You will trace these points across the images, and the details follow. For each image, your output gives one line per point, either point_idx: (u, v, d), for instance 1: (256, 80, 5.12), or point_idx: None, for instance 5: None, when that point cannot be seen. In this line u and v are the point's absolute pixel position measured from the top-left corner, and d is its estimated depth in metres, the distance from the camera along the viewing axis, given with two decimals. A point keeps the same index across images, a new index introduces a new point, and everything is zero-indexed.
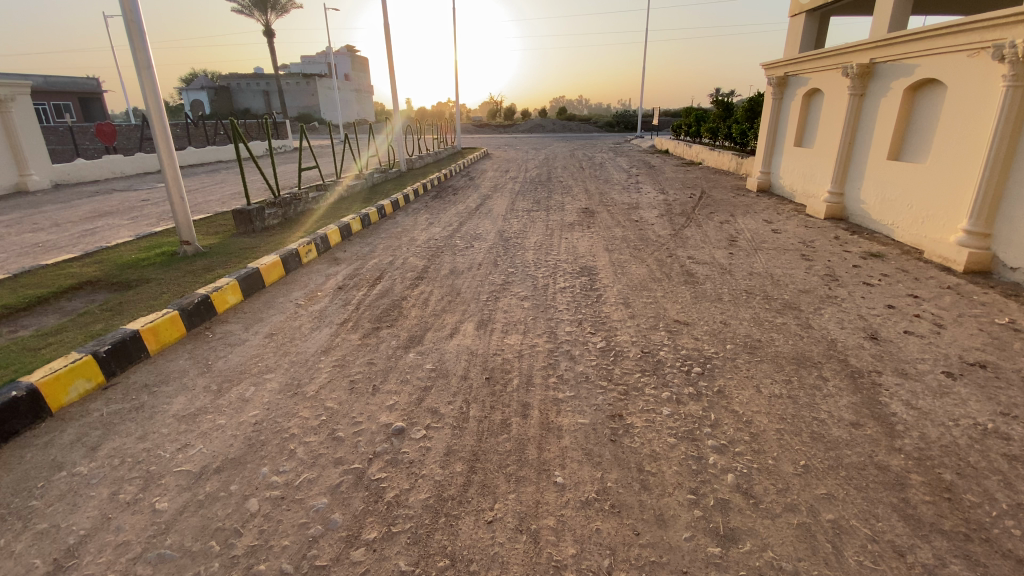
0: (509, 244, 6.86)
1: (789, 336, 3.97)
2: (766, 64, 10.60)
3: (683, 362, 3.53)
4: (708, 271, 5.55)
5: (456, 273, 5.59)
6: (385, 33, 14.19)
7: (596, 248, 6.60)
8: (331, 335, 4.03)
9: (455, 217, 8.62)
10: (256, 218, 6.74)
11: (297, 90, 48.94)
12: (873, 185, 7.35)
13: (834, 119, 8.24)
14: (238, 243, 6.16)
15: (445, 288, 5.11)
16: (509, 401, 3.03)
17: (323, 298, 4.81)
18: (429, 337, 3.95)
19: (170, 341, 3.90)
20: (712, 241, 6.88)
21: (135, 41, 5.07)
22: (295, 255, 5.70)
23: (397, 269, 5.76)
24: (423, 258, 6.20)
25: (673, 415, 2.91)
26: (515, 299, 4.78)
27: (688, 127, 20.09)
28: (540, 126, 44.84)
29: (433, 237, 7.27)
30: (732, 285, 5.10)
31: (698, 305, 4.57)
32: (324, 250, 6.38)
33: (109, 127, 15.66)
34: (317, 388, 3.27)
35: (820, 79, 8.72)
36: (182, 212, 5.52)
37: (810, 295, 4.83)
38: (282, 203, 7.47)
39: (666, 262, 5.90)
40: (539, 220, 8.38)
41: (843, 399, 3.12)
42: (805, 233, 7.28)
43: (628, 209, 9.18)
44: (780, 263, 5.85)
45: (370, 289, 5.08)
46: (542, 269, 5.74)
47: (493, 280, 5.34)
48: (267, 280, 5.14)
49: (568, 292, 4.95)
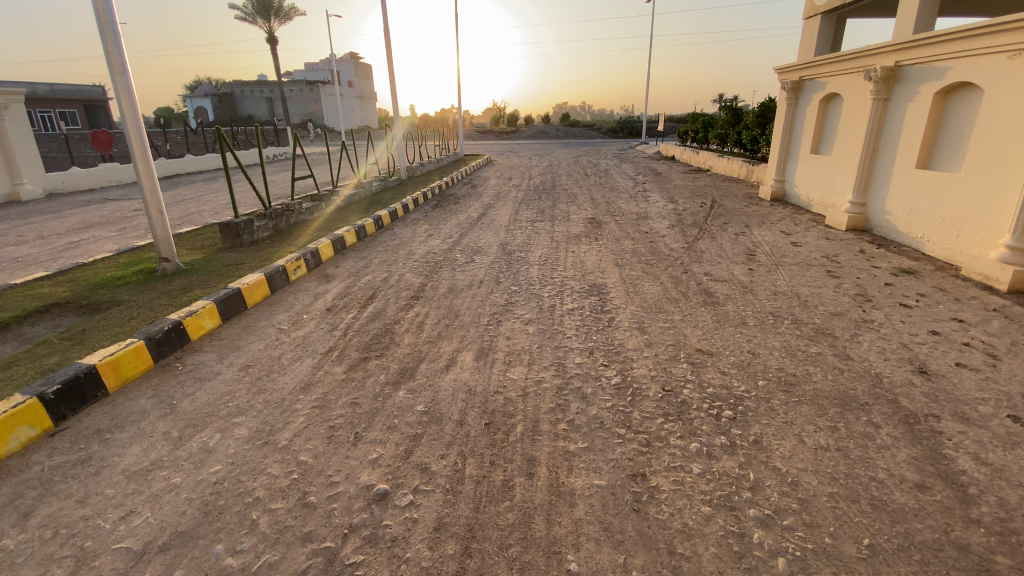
0: (513, 259, 6.44)
1: (826, 370, 3.53)
2: (779, 68, 10.18)
3: (711, 403, 3.09)
4: (728, 290, 5.11)
5: (455, 291, 5.18)
6: (385, 39, 13.88)
7: (606, 263, 6.18)
8: (313, 368, 3.61)
9: (456, 228, 8.22)
10: (244, 231, 6.35)
11: (300, 97, 48.89)
12: (899, 195, 6.90)
13: (856, 125, 7.81)
14: (222, 258, 5.78)
15: (443, 309, 4.69)
16: (512, 456, 2.61)
17: (309, 322, 4.40)
18: (422, 369, 3.53)
19: (134, 375, 3.50)
20: (728, 255, 6.45)
21: (108, 43, 4.69)
22: (282, 273, 5.30)
23: (391, 287, 5.35)
24: (420, 275, 5.79)
25: (705, 475, 2.48)
26: (519, 322, 4.36)
27: (695, 133, 19.72)
28: (543, 132, 44.58)
29: (432, 250, 6.86)
30: (756, 307, 4.67)
31: (721, 330, 4.14)
32: (314, 266, 5.97)
33: (106, 135, 15.37)
34: (292, 436, 2.85)
35: (839, 84, 8.31)
36: (160, 226, 5.12)
37: (843, 320, 4.38)
38: (272, 215, 7.10)
39: (682, 280, 5.47)
40: (544, 231, 7.98)
41: (901, 453, 2.68)
42: (828, 246, 6.83)
43: (637, 220, 8.74)
44: (806, 281, 5.41)
45: (362, 311, 4.67)
46: (549, 286, 5.32)
47: (495, 300, 4.92)
48: (250, 301, 4.74)
49: (577, 314, 4.53)
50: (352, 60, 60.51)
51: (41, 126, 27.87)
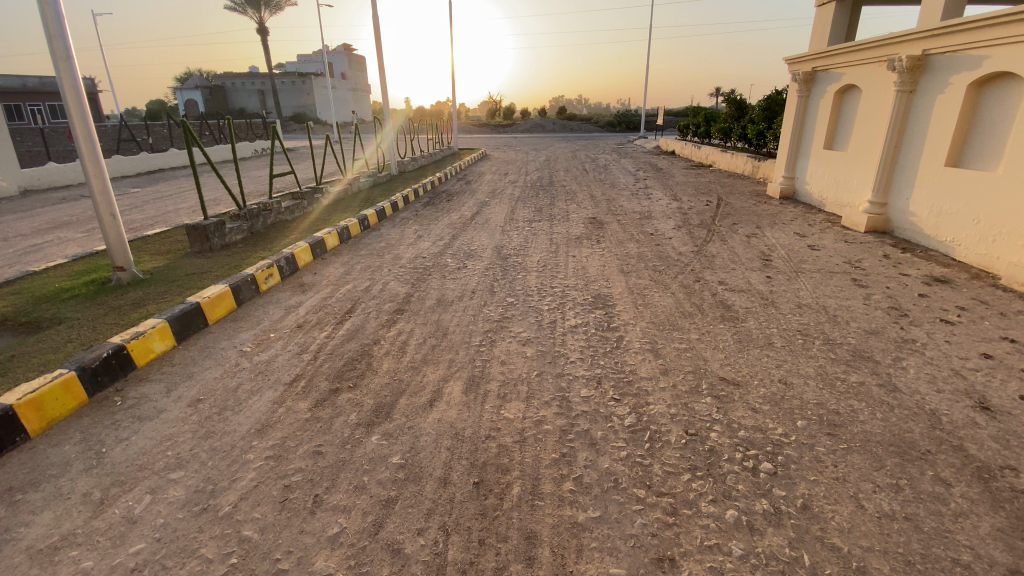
0: (508, 264, 5.91)
1: (874, 407, 3.04)
2: (790, 60, 9.66)
3: (745, 453, 2.59)
4: (747, 303, 4.60)
5: (444, 303, 4.65)
6: (375, 26, 13.23)
7: (610, 269, 5.66)
8: (274, 404, 3.08)
9: (447, 229, 7.67)
10: (214, 234, 5.79)
11: (292, 90, 47.97)
12: (925, 195, 6.41)
13: (876, 119, 7.30)
14: (187, 265, 5.22)
15: (429, 326, 4.15)
16: (508, 531, 2.10)
17: (276, 343, 3.87)
18: (401, 406, 2.99)
19: (63, 413, 2.96)
20: (742, 260, 5.96)
21: (49, 26, 4.08)
22: (251, 283, 4.75)
23: (373, 298, 4.81)
24: (406, 283, 5.24)
25: (749, 559, 1.98)
26: (514, 342, 3.84)
27: (696, 127, 19.18)
28: (539, 126, 43.85)
29: (421, 254, 6.33)
30: (782, 323, 4.16)
31: (745, 354, 3.63)
32: (290, 273, 5.42)
33: None
34: (237, 501, 2.32)
35: (856, 75, 7.79)
36: (114, 232, 4.57)
37: (881, 340, 3.89)
38: (247, 215, 6.52)
39: (695, 290, 4.95)
40: (542, 232, 7.45)
41: (983, 523, 2.18)
42: (848, 250, 6.34)
43: (642, 220, 8.21)
44: (832, 292, 4.91)
45: (338, 327, 4.13)
46: (549, 298, 4.80)
47: (488, 314, 4.39)
48: (211, 317, 4.21)
49: (581, 332, 4.01)
50: (345, 53, 59.60)
51: (21, 118, 26.95)
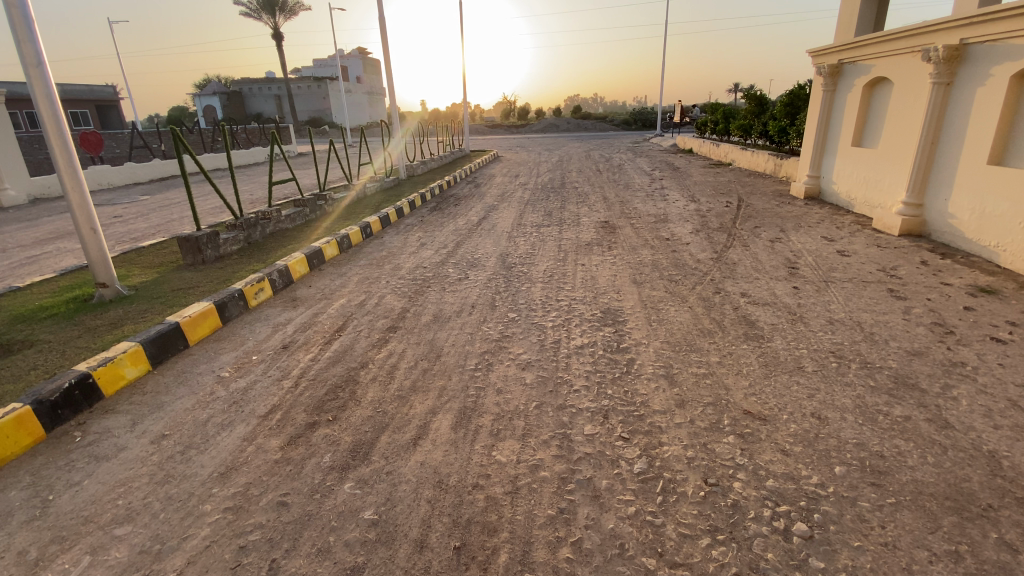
0: (513, 274, 5.57)
1: (924, 449, 2.62)
2: (814, 52, 9.13)
3: (775, 509, 2.20)
4: (772, 319, 4.18)
5: (441, 319, 4.33)
6: (382, 27, 12.98)
7: (621, 279, 5.28)
8: (243, 441, 2.79)
9: (451, 236, 7.35)
10: (207, 245, 5.55)
11: (308, 94, 48.28)
12: (965, 195, 5.89)
13: (909, 114, 6.78)
14: (176, 280, 5.00)
15: (422, 347, 3.82)
16: None
17: (257, 367, 3.59)
18: (381, 445, 2.67)
19: (15, 452, 2.71)
20: (765, 268, 5.53)
21: (17, 30, 3.88)
22: (238, 299, 4.50)
23: (366, 313, 4.51)
24: (403, 296, 4.93)
25: None
26: (513, 366, 3.47)
27: (714, 124, 18.58)
28: (553, 126, 43.38)
29: (422, 264, 6.02)
30: (813, 344, 3.74)
31: (772, 382, 3.23)
32: (283, 287, 5.15)
33: (95, 137, 14.62)
34: (183, 566, 2.02)
35: (887, 67, 7.27)
36: (95, 246, 4.35)
37: (925, 363, 3.45)
38: (244, 224, 6.28)
39: (714, 304, 4.54)
40: (551, 238, 7.09)
41: None
42: (881, 256, 5.85)
43: (656, 223, 7.81)
44: (867, 305, 4.46)
45: (325, 348, 3.83)
46: (554, 313, 4.44)
47: (487, 332, 4.04)
48: (192, 338, 3.96)
49: (587, 354, 3.64)
50: (360, 56, 59.90)
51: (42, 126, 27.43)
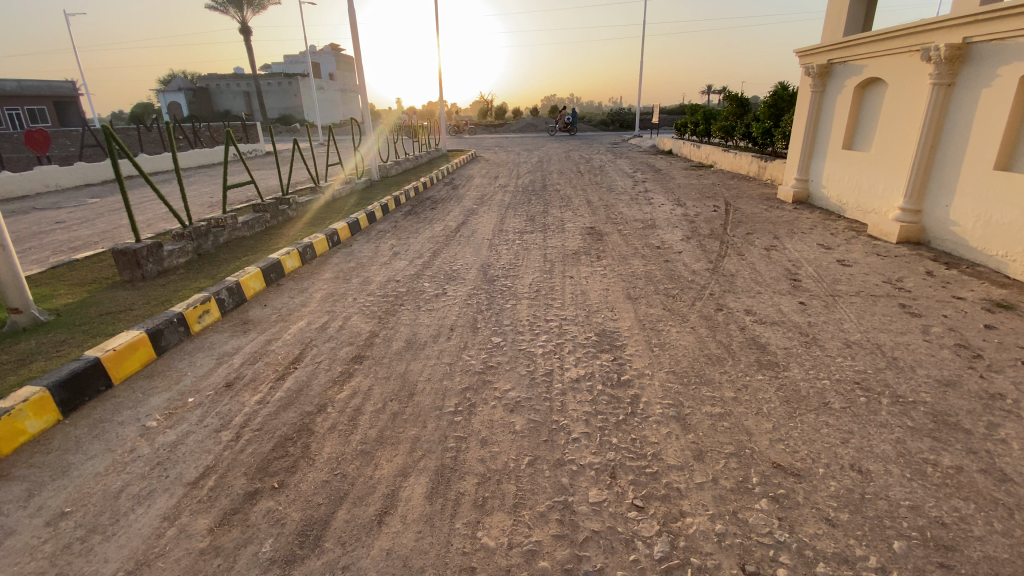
0: (496, 288, 5.05)
1: (989, 513, 2.21)
2: (802, 51, 8.87)
3: None
4: (785, 341, 3.78)
5: (415, 345, 3.79)
6: (351, 19, 12.25)
7: (615, 294, 4.82)
8: (163, 521, 2.23)
9: (427, 244, 6.79)
10: (147, 259, 4.89)
11: (278, 91, 46.78)
12: (970, 201, 5.63)
13: (905, 116, 6.54)
14: (108, 301, 4.34)
15: (392, 383, 3.27)
16: None
17: (192, 414, 3.00)
18: (337, 527, 2.13)
19: None
20: (766, 280, 5.15)
21: None
22: (177, 326, 3.88)
23: (328, 339, 3.93)
24: (372, 316, 4.36)
25: None
26: (500, 407, 2.95)
27: (694, 126, 18.37)
28: (531, 126, 42.93)
29: (394, 277, 5.45)
30: (834, 373, 3.34)
31: (798, 424, 2.80)
32: (233, 307, 4.53)
33: (42, 134, 13.42)
34: None
35: (881, 67, 7.01)
36: (6, 267, 3.67)
37: (961, 396, 3.08)
38: (193, 233, 5.62)
39: (718, 324, 4.11)
40: (535, 246, 6.60)
41: None
42: (884, 266, 5.55)
43: (645, 230, 7.41)
44: (883, 324, 4.09)
45: (277, 386, 3.26)
46: (543, 336, 3.94)
47: (468, 362, 3.51)
48: (116, 376, 3.34)
49: (584, 388, 3.15)
50: (334, 53, 58.35)
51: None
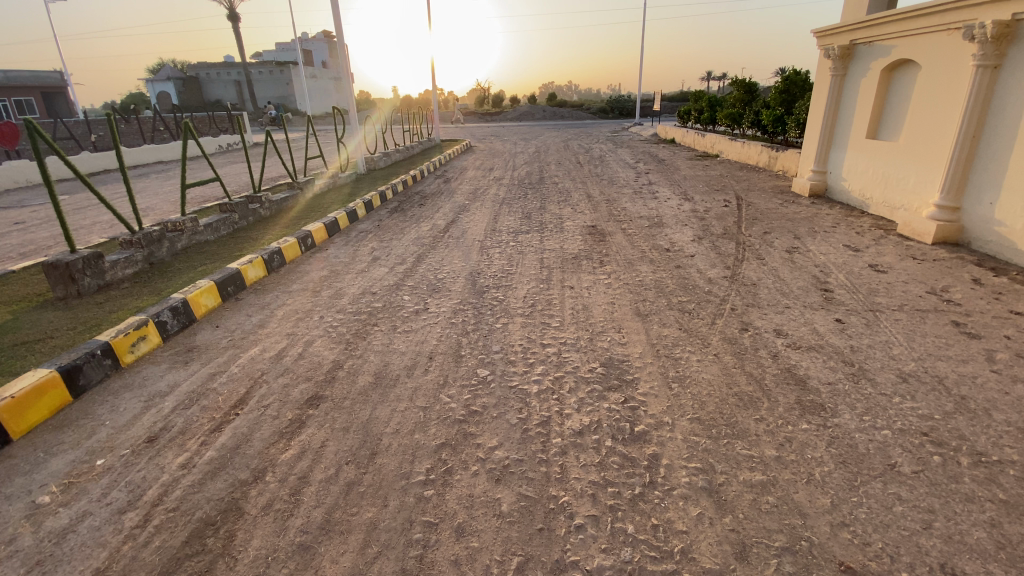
0: (485, 302, 4.43)
1: None
2: (820, 32, 8.14)
3: None
4: (827, 374, 3.16)
5: (385, 381, 3.16)
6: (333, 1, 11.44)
7: (622, 310, 4.20)
8: None
9: (411, 247, 6.14)
10: (84, 273, 4.25)
11: (270, 79, 45.63)
12: (1019, 199, 5.00)
13: (941, 103, 5.87)
14: (30, 325, 3.71)
15: (352, 436, 2.65)
16: None
17: (96, 485, 2.38)
18: None
19: None
20: (793, 291, 4.53)
21: None
22: (101, 359, 3.25)
23: (283, 373, 3.30)
24: (339, 341, 3.72)
25: None
26: (484, 476, 2.33)
27: (699, 113, 17.61)
28: (529, 114, 41.96)
29: (370, 289, 4.80)
30: (894, 421, 2.72)
31: (864, 500, 2.19)
32: (179, 330, 3.90)
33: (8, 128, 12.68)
34: None
35: (913, 48, 6.32)
36: None
37: None
38: (144, 240, 4.98)
39: (745, 349, 3.49)
40: (532, 249, 5.97)
41: None
42: (924, 272, 4.92)
43: (652, 228, 6.78)
44: (939, 349, 3.47)
45: (209, 442, 2.64)
46: (539, 366, 3.31)
47: (447, 406, 2.88)
48: (16, 430, 2.72)
49: (588, 445, 2.52)
50: (325, 40, 57.02)
51: None
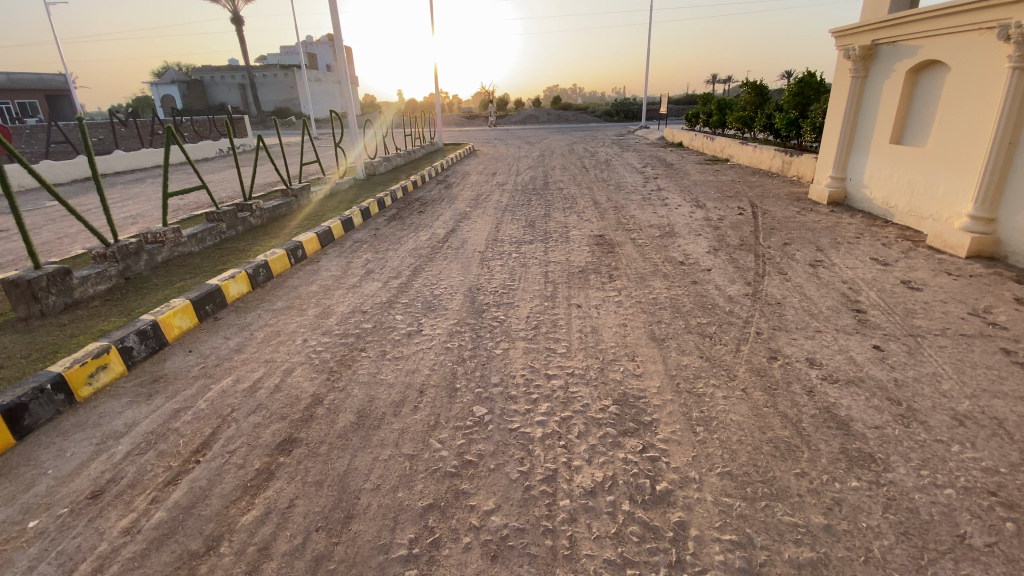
0: (484, 323, 4.06)
1: None
2: (839, 32, 7.74)
3: None
4: (871, 415, 2.77)
5: (368, 422, 2.78)
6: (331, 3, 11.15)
7: (635, 333, 3.82)
8: None
9: (407, 259, 5.78)
10: (47, 291, 3.90)
11: (274, 83, 45.55)
12: None
13: (973, 107, 5.47)
14: None
15: (325, 494, 2.27)
16: None
17: (21, 556, 2.02)
18: None
19: None
20: (821, 311, 4.14)
21: None
22: (51, 393, 2.90)
23: (255, 410, 2.93)
24: (321, 370, 3.35)
25: None
26: (477, 552, 1.95)
27: (707, 117, 17.22)
28: (533, 117, 41.65)
29: (360, 306, 4.44)
30: (958, 477, 2.32)
31: None
32: (147, 356, 3.55)
33: None
34: None
35: (940, 49, 5.93)
36: None
37: None
38: (118, 253, 4.63)
39: (776, 383, 3.09)
40: (536, 262, 5.59)
41: None
42: (963, 289, 4.52)
43: (663, 238, 6.39)
44: (994, 384, 3.07)
45: (160, 500, 2.27)
46: (543, 403, 2.92)
47: (437, 455, 2.50)
48: None
49: (602, 509, 2.14)
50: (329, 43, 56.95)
51: None
